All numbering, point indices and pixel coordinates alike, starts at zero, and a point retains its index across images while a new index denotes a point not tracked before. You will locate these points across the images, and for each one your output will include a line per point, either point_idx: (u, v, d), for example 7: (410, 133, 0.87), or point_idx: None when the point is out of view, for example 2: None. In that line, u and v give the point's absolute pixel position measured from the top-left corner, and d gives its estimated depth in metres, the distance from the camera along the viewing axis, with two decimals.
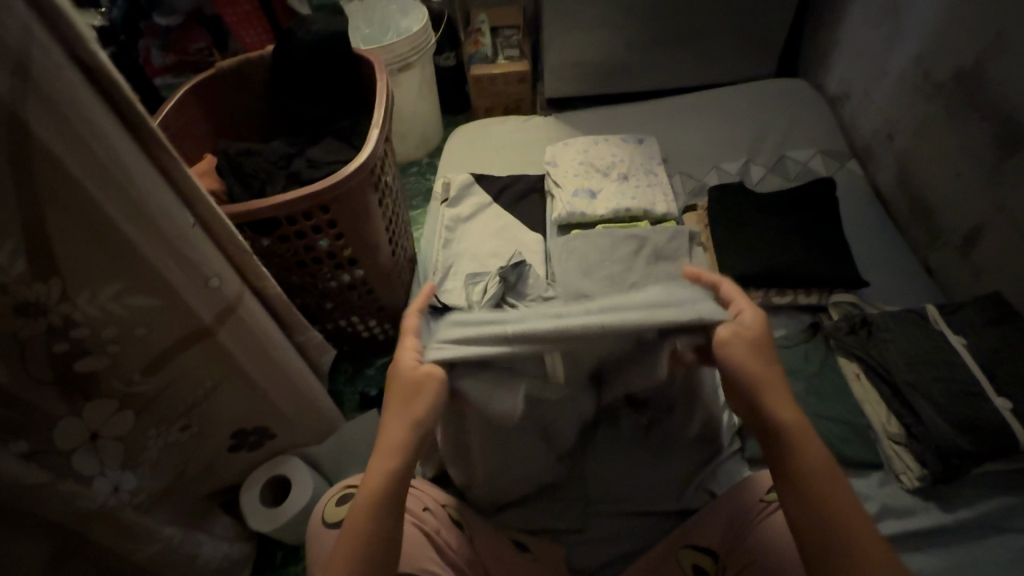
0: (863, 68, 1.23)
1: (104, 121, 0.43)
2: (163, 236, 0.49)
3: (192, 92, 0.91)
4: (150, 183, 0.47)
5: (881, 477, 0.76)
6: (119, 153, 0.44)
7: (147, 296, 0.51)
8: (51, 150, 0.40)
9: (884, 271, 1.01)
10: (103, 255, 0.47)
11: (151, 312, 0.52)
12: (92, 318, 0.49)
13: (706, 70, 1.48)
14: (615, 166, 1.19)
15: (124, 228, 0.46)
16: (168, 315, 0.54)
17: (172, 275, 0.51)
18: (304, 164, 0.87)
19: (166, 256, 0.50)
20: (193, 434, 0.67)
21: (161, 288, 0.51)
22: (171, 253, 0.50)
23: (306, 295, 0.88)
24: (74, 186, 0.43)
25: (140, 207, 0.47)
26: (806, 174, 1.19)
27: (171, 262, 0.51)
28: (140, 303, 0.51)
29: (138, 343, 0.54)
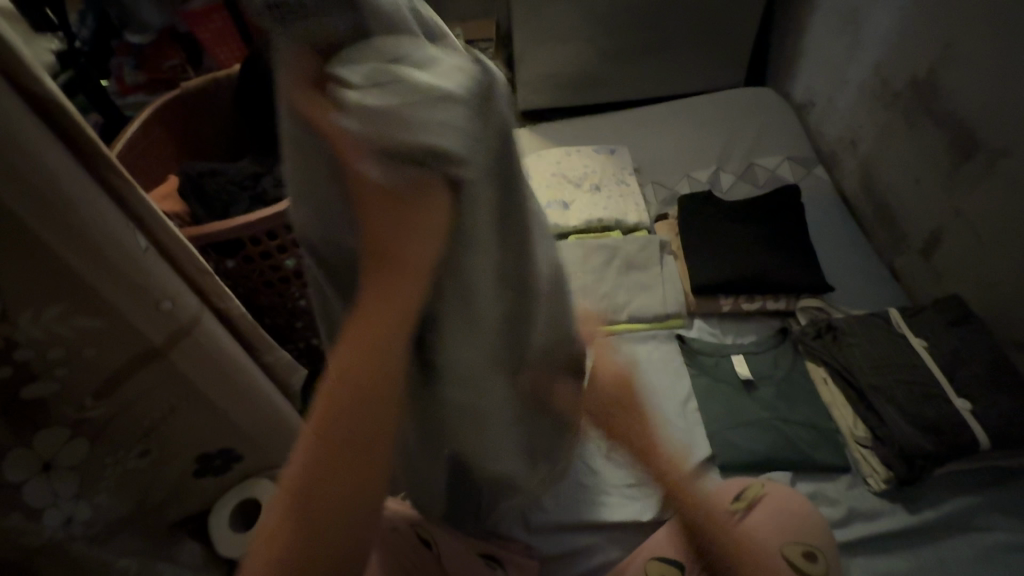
0: (826, 77, 1.26)
1: (42, 147, 0.42)
2: (107, 266, 0.49)
3: (158, 113, 0.90)
4: (98, 213, 0.47)
5: (849, 480, 0.77)
6: (60, 179, 0.43)
7: (93, 318, 0.51)
8: None
9: (850, 275, 1.03)
10: (43, 279, 0.46)
11: (99, 337, 0.52)
12: (34, 342, 0.49)
13: (677, 80, 1.50)
14: (588, 177, 1.21)
15: (69, 256, 0.46)
16: (117, 336, 0.53)
17: (119, 300, 0.51)
18: (272, 183, 0.86)
19: (112, 281, 0.50)
20: (153, 461, 0.66)
21: (108, 312, 0.51)
22: (117, 278, 0.50)
23: (276, 314, 0.88)
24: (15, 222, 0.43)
25: (83, 234, 0.46)
26: (774, 181, 1.21)
27: (115, 289, 0.50)
28: (87, 325, 0.51)
29: (86, 368, 0.53)
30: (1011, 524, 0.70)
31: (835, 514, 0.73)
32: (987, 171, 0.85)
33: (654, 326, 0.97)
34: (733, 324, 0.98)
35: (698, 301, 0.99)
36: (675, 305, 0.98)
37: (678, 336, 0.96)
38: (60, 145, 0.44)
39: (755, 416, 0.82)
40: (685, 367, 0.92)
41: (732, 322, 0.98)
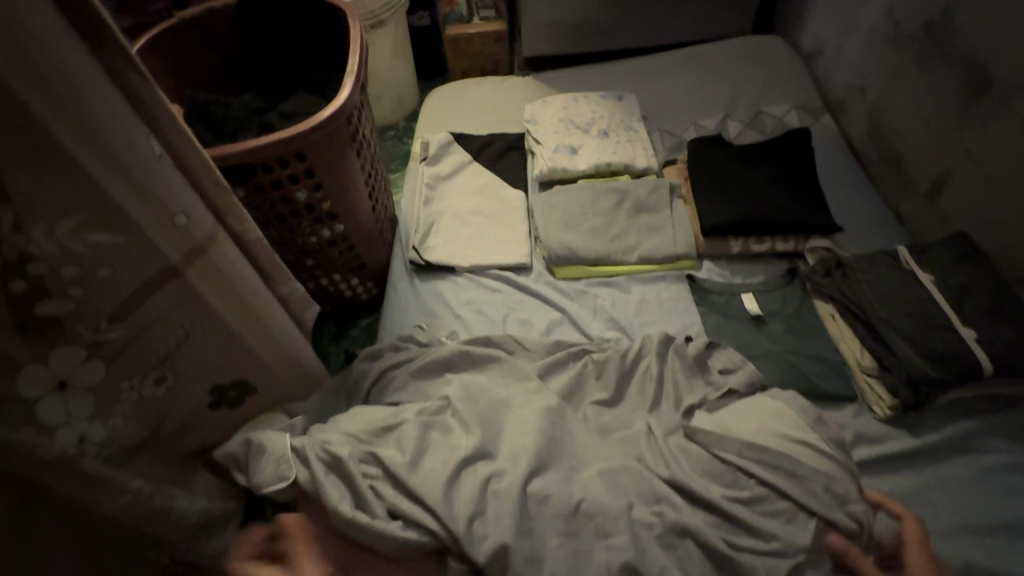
0: (836, 22, 1.25)
1: (68, 47, 0.43)
2: (108, 150, 0.48)
3: (156, 41, 0.87)
4: (110, 107, 0.47)
5: (855, 409, 0.79)
6: (72, 74, 0.44)
7: (107, 232, 0.51)
8: (9, 80, 0.41)
9: (857, 218, 1.04)
10: (58, 185, 0.46)
11: (111, 251, 0.52)
12: (50, 256, 0.49)
13: (683, 29, 1.47)
14: (595, 123, 1.19)
15: (88, 162, 0.47)
16: (133, 253, 0.54)
17: (137, 212, 0.52)
18: (278, 117, 0.84)
19: (129, 190, 0.50)
20: (167, 387, 0.67)
21: (124, 225, 0.52)
22: (133, 187, 0.50)
23: (286, 251, 0.86)
24: (25, 108, 0.42)
25: (99, 138, 0.47)
26: (782, 128, 1.21)
27: (110, 178, 0.49)
28: (103, 240, 0.51)
29: (103, 285, 0.54)
30: (1009, 446, 0.73)
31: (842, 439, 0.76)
32: (999, 109, 0.86)
33: (665, 267, 0.97)
34: (742, 265, 0.99)
35: (707, 243, 0.99)
36: (686, 246, 0.98)
37: (689, 277, 0.96)
38: (76, 43, 0.44)
39: (764, 350, 0.84)
40: (694, 308, 0.93)
41: (740, 263, 0.99)
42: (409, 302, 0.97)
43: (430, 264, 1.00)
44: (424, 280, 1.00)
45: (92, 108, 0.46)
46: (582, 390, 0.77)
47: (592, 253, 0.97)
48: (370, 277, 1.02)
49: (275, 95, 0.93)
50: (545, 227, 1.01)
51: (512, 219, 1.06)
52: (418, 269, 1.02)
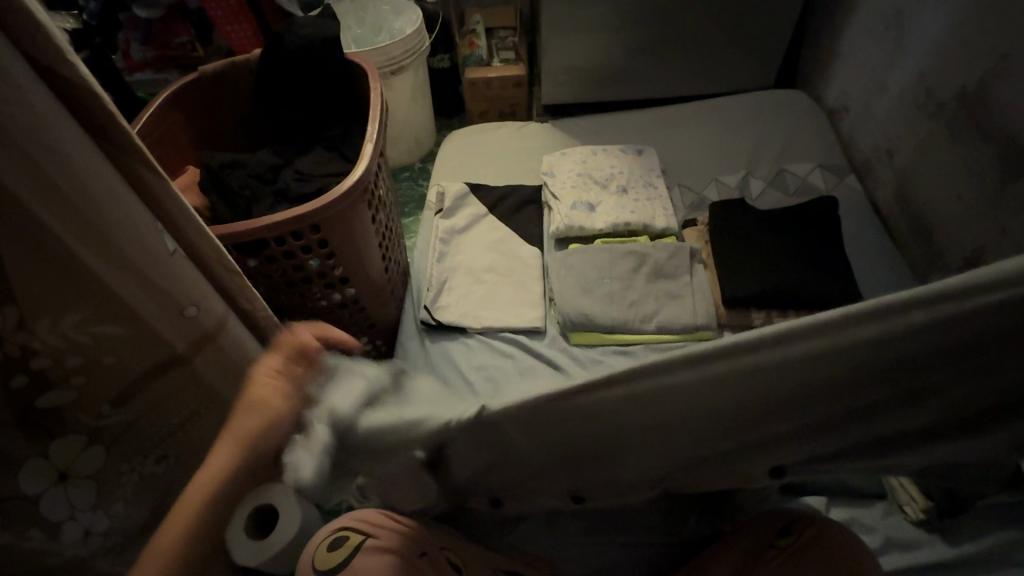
0: (863, 82, 1.22)
1: (77, 148, 0.40)
2: (115, 248, 0.45)
3: (176, 98, 0.87)
4: (117, 205, 0.44)
5: (885, 507, 0.76)
6: (81, 176, 0.41)
7: (114, 325, 0.48)
8: (15, 189, 0.38)
9: (886, 291, 1.00)
10: (61, 283, 0.43)
11: (116, 342, 0.50)
12: (54, 349, 0.46)
13: (705, 78, 1.45)
14: (614, 178, 1.17)
15: (94, 263, 0.44)
16: (138, 342, 0.51)
17: (140, 304, 0.49)
18: (293, 177, 0.83)
19: (135, 284, 0.47)
20: (170, 465, 0.64)
21: (130, 317, 0.49)
22: (140, 282, 0.47)
23: (296, 314, 0.84)
24: (25, 210, 0.39)
25: (105, 235, 0.43)
26: (806, 189, 1.18)
27: (117, 274, 0.46)
28: (108, 330, 0.48)
29: (108, 373, 0.51)
30: None
31: (871, 543, 0.72)
32: None
33: (683, 337, 0.94)
34: None
35: (728, 313, 0.96)
36: (706, 317, 0.94)
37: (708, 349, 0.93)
38: (84, 137, 0.41)
39: None
40: None
41: None
42: (419, 365, 0.95)
43: (441, 324, 0.98)
44: (434, 341, 0.98)
45: (100, 208, 0.42)
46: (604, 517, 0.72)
47: (610, 320, 0.94)
48: (380, 335, 1.00)
49: (292, 149, 0.92)
50: (558, 292, 0.98)
51: (526, 279, 1.04)
52: (429, 328, 1.00)
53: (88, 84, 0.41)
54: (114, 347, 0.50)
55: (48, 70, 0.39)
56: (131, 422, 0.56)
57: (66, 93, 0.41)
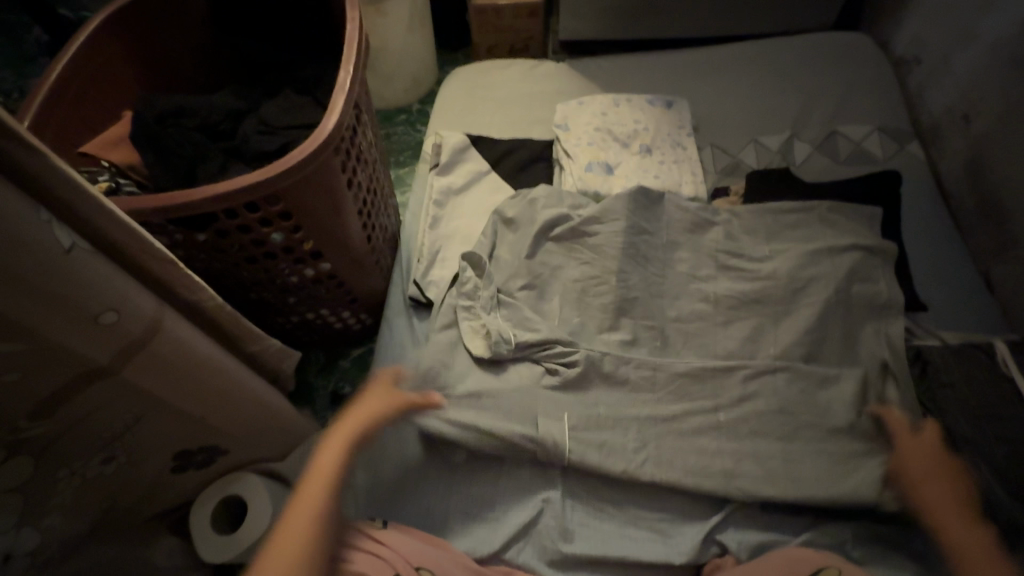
0: (946, 27, 1.02)
1: None
2: (26, 285, 0.38)
3: (113, 23, 0.71)
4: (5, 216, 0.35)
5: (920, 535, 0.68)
6: None
7: (11, 339, 0.41)
8: None
9: (945, 282, 0.86)
10: None
11: (18, 355, 0.42)
12: None
13: (752, 18, 1.23)
14: (637, 135, 1.02)
15: None
16: (46, 354, 0.43)
17: (48, 324, 0.41)
18: (256, 128, 0.70)
19: (33, 301, 0.39)
20: (120, 463, 0.60)
21: (33, 333, 0.41)
22: (37, 298, 0.39)
23: (263, 290, 0.74)
24: None
25: None
26: (860, 157, 1.02)
27: (25, 306, 0.39)
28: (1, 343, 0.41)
29: (16, 385, 0.44)
30: None
31: None
32: None
33: None
34: None
35: None
36: None
37: None
38: None
39: None
40: None
41: None
42: (406, 346, 0.85)
43: (429, 300, 0.88)
44: (422, 320, 0.89)
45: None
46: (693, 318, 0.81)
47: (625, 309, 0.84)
48: (365, 308, 0.91)
49: (256, 92, 0.78)
50: (561, 272, 0.83)
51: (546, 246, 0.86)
52: (417, 304, 0.90)
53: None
54: (21, 363, 0.43)
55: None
56: (77, 439, 0.53)
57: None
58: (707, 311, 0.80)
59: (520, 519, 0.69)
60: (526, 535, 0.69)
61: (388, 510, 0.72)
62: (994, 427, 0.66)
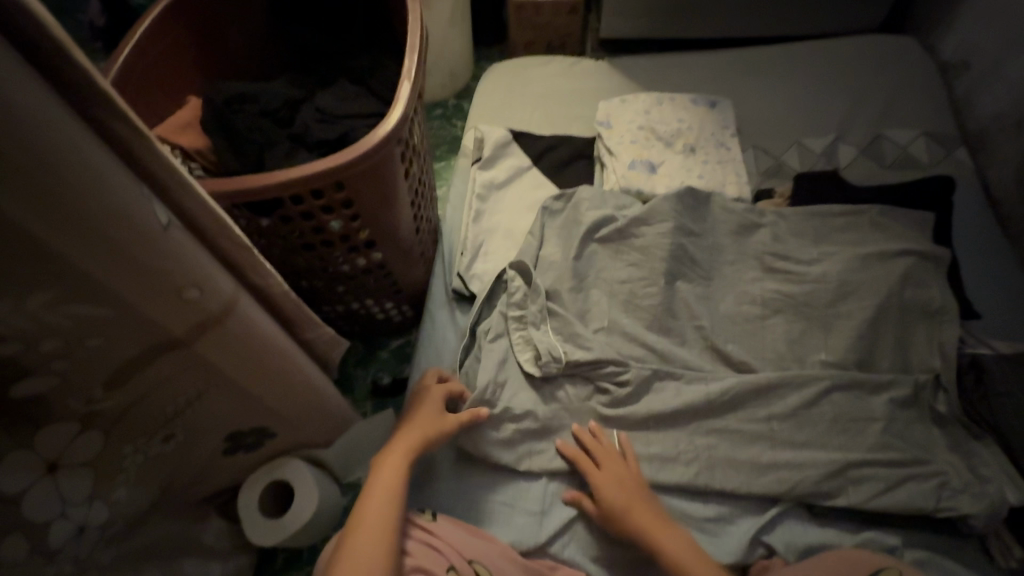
0: (999, 31, 1.00)
1: (62, 134, 0.32)
2: (121, 256, 0.38)
3: (177, 10, 0.72)
4: (113, 192, 0.36)
5: (973, 546, 0.67)
6: (55, 155, 0.32)
7: (103, 313, 0.41)
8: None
9: (996, 291, 0.85)
10: (50, 282, 0.37)
11: (106, 329, 0.43)
12: (67, 338, 0.42)
13: (795, 19, 1.22)
14: (681, 135, 1.01)
15: (91, 266, 0.38)
16: (131, 328, 0.44)
17: (137, 298, 0.42)
18: (315, 116, 0.70)
19: (128, 275, 0.40)
20: (177, 441, 0.61)
21: (123, 307, 0.42)
22: (132, 272, 0.40)
23: (315, 277, 0.74)
24: (26, 235, 0.34)
25: (93, 229, 0.36)
26: (906, 161, 1.01)
27: (120, 279, 0.40)
28: (94, 317, 0.41)
29: (99, 358, 0.45)
30: None
31: None
32: None
33: None
34: None
35: None
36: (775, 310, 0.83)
37: None
38: (74, 119, 0.33)
39: None
40: None
41: None
42: (449, 338, 0.86)
43: (472, 294, 0.88)
44: (464, 313, 0.89)
45: (100, 199, 0.35)
46: (740, 319, 0.80)
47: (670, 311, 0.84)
48: (407, 299, 0.91)
49: (313, 81, 0.78)
50: (607, 270, 0.83)
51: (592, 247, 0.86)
52: (460, 297, 0.90)
53: (52, 30, 0.31)
54: (106, 336, 0.44)
55: (50, 65, 0.32)
56: (144, 415, 0.54)
57: (71, 90, 0.33)
58: (754, 312, 0.80)
59: (566, 514, 0.70)
60: (571, 530, 0.70)
61: (436, 502, 0.73)
62: None
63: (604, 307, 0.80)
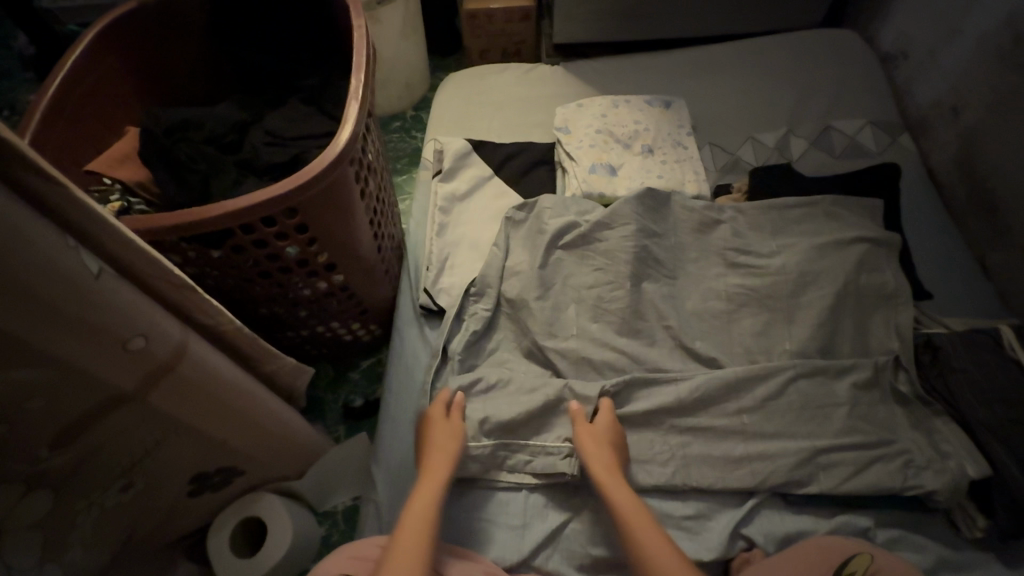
0: (931, 22, 1.05)
1: None
2: (53, 312, 0.36)
3: (111, 36, 0.69)
4: (37, 247, 0.34)
5: (939, 522, 0.69)
6: None
7: (39, 371, 0.39)
8: None
9: (945, 271, 0.88)
10: None
11: (44, 389, 0.40)
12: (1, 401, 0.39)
13: (741, 18, 1.25)
14: (638, 136, 1.02)
15: (21, 325, 0.36)
16: (72, 384, 0.42)
17: (76, 353, 0.39)
18: (264, 140, 0.68)
19: (63, 331, 0.38)
20: (137, 490, 0.58)
21: (61, 364, 0.40)
22: (67, 328, 0.38)
23: (274, 305, 0.72)
24: None
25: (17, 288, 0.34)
26: (854, 151, 1.04)
27: (54, 335, 0.37)
28: (29, 377, 0.39)
29: (39, 417, 0.42)
30: None
31: (920, 565, 0.65)
32: None
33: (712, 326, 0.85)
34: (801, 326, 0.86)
35: None
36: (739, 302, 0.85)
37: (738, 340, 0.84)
38: None
39: None
40: None
41: None
42: (420, 356, 0.84)
43: (440, 309, 0.87)
44: (433, 328, 0.87)
45: (22, 256, 0.33)
46: (706, 317, 0.81)
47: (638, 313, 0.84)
48: (374, 319, 0.90)
49: (260, 103, 0.76)
50: (574, 276, 0.83)
51: (559, 254, 0.86)
52: (428, 312, 0.89)
53: None
54: (44, 394, 0.41)
55: None
56: (96, 469, 0.51)
57: None
58: (719, 308, 0.81)
59: (547, 526, 0.69)
60: (553, 541, 0.69)
61: None
62: (1004, 410, 0.68)
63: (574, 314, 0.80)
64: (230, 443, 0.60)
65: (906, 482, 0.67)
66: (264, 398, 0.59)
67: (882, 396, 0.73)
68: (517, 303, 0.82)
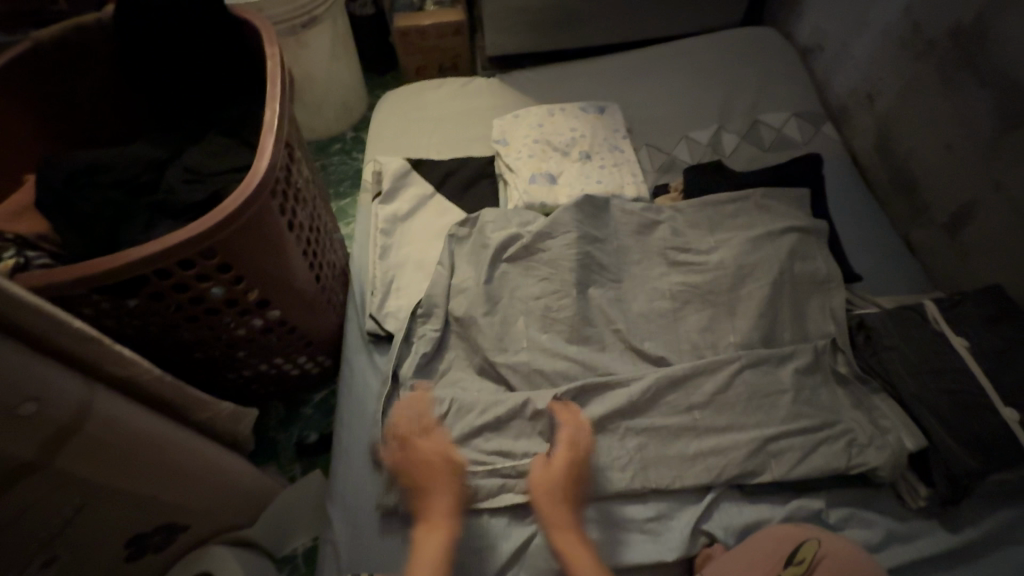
0: (841, 17, 1.10)
1: None
2: None
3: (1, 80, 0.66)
4: None
5: (885, 496, 0.71)
6: None
7: None
8: None
9: (873, 252, 0.92)
10: None
11: None
12: None
13: (666, 21, 1.28)
14: (575, 144, 1.03)
15: None
16: None
17: None
18: (181, 177, 0.66)
19: None
20: (62, 563, 0.54)
21: None
22: None
23: (208, 348, 0.69)
24: None
25: None
26: (782, 143, 1.08)
27: None
28: None
29: None
30: None
31: (871, 540, 0.68)
32: None
33: None
34: None
35: None
36: None
37: None
38: None
39: None
40: None
41: None
42: (371, 384, 0.82)
43: (389, 333, 0.85)
44: (383, 354, 0.86)
45: None
46: (653, 317, 0.82)
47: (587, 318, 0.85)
48: (321, 350, 0.87)
49: (176, 138, 0.73)
50: (520, 289, 0.83)
51: (505, 268, 0.85)
52: (376, 338, 0.87)
53: None
54: None
55: None
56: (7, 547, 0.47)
57: None
58: (664, 307, 0.82)
59: (510, 546, 0.68)
60: (518, 560, 0.68)
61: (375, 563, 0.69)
62: (934, 382, 0.71)
63: (523, 327, 0.80)
64: (163, 499, 0.57)
65: (851, 460, 0.69)
66: (197, 449, 0.57)
67: (823, 380, 0.76)
68: (465, 320, 0.81)
